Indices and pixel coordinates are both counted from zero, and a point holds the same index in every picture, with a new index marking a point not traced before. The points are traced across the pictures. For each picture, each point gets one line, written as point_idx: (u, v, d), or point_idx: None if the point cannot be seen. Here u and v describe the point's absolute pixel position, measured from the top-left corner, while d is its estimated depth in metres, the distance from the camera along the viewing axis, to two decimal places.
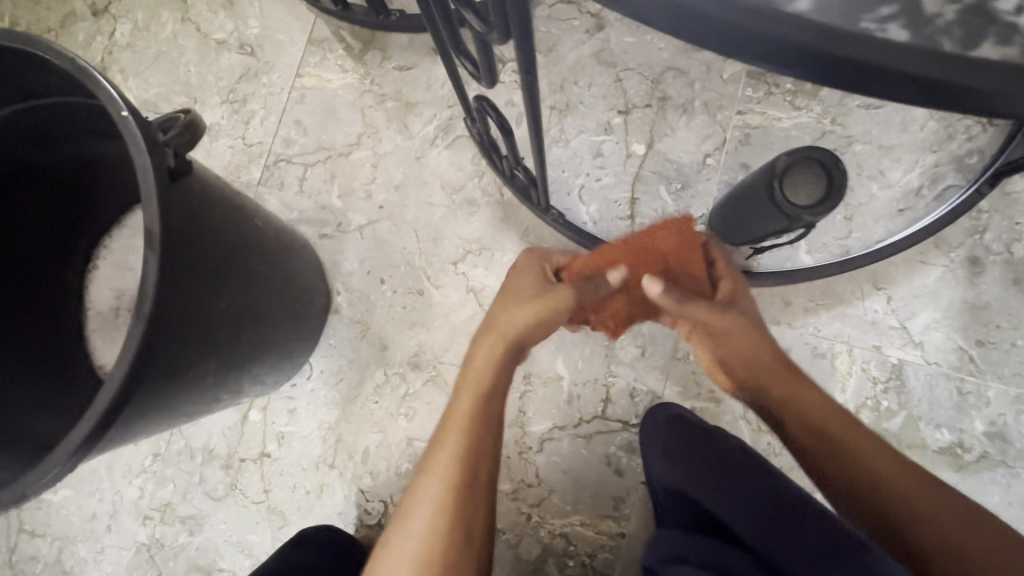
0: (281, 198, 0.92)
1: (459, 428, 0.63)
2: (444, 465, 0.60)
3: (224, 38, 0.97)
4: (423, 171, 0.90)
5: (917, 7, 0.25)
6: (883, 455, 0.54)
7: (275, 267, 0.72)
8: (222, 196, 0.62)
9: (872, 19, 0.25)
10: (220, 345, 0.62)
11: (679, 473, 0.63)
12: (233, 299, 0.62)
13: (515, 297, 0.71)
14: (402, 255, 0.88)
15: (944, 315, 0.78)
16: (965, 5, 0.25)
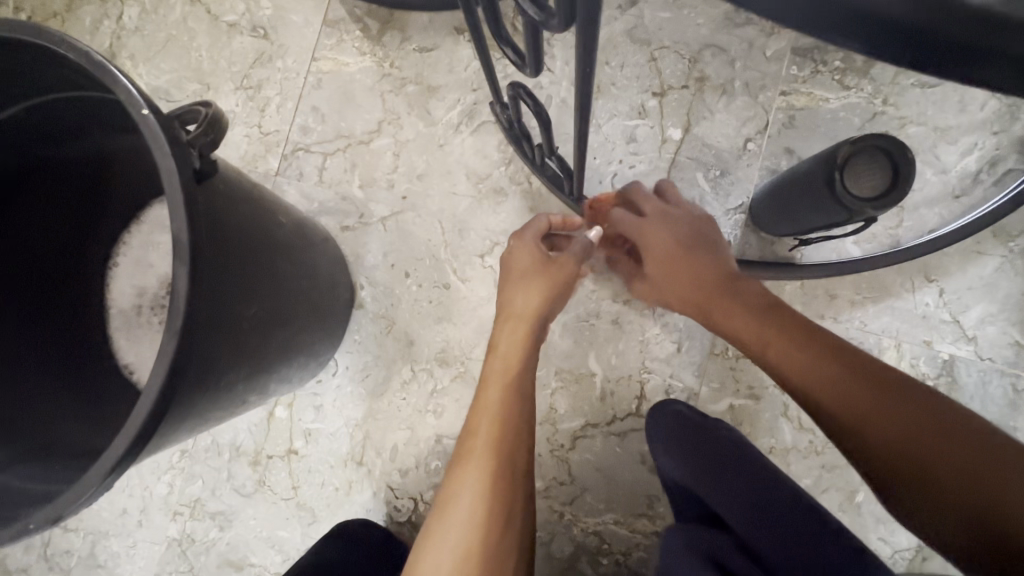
0: (301, 189, 0.89)
1: (493, 414, 0.62)
2: (481, 451, 0.59)
3: (236, 20, 0.93)
4: (447, 160, 0.87)
5: None
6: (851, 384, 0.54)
7: (298, 262, 0.69)
8: (245, 192, 0.59)
9: None
10: (249, 350, 0.60)
11: (685, 468, 0.61)
12: (262, 303, 0.60)
13: (524, 277, 0.69)
14: (427, 248, 0.86)
15: (1001, 308, 0.74)
16: None
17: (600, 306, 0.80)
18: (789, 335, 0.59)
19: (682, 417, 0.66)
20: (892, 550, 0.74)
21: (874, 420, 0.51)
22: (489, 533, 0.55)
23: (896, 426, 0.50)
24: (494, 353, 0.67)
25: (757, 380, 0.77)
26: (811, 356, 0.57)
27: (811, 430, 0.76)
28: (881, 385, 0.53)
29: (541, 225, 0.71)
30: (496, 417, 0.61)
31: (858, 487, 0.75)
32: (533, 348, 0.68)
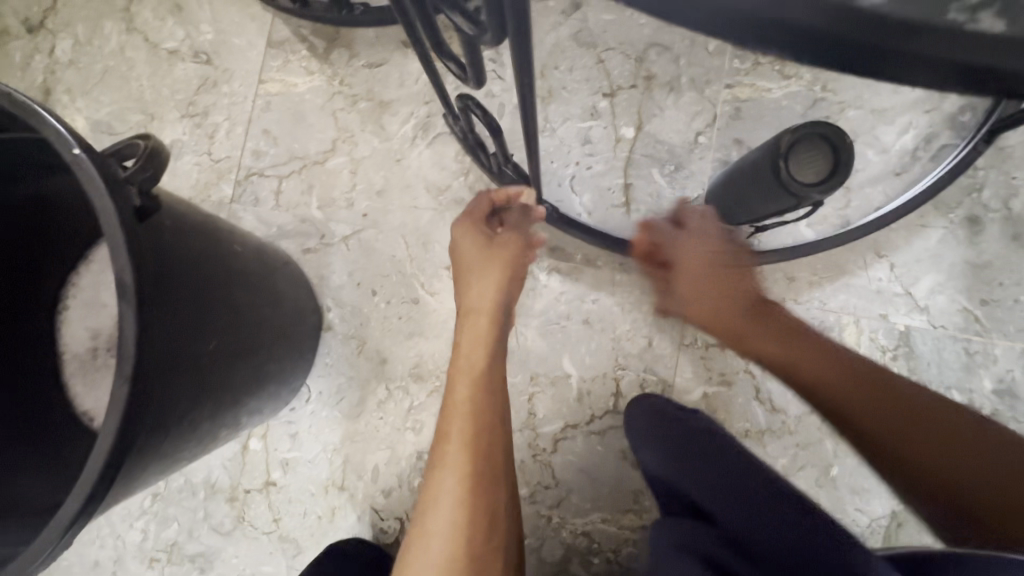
0: (257, 215, 0.87)
1: (464, 414, 0.61)
2: (455, 453, 0.59)
3: (176, 47, 0.91)
4: (405, 174, 0.86)
5: None
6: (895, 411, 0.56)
7: (260, 291, 0.67)
8: (195, 223, 0.58)
9: (960, 10, 0.23)
10: (212, 388, 0.58)
11: (660, 458, 0.62)
12: (222, 337, 0.58)
13: (475, 267, 0.70)
14: (392, 263, 0.84)
15: (948, 278, 0.77)
16: None
17: (569, 308, 0.81)
18: (812, 352, 0.62)
19: (660, 411, 0.69)
20: (869, 519, 0.75)
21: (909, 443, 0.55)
22: (472, 536, 0.55)
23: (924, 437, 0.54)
24: (459, 354, 0.66)
25: (727, 366, 0.79)
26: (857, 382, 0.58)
27: (783, 410, 0.77)
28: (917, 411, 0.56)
29: (480, 208, 0.72)
30: (468, 417, 0.61)
31: (833, 461, 0.76)
32: (497, 334, 0.68)
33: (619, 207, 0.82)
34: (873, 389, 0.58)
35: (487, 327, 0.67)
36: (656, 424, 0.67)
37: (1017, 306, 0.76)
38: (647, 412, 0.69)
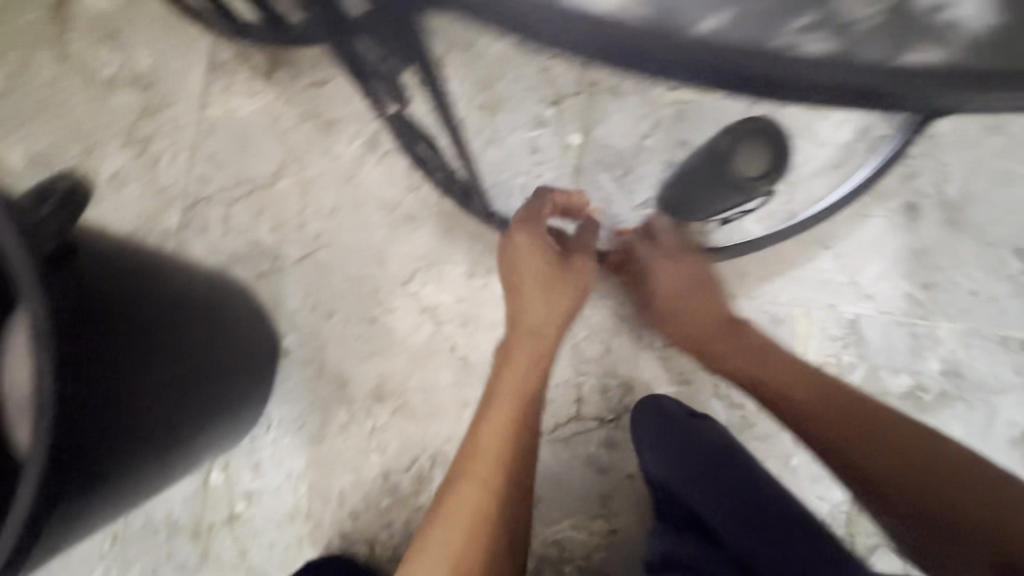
0: (207, 242, 0.85)
1: (499, 434, 0.61)
2: (485, 466, 0.59)
3: (114, 74, 0.89)
4: (355, 192, 0.85)
5: (831, 20, 0.30)
6: (875, 432, 0.55)
7: (195, 323, 0.67)
8: (109, 259, 0.58)
9: (789, 35, 0.29)
10: (152, 425, 0.57)
11: (665, 463, 0.66)
12: (157, 373, 0.57)
13: (539, 278, 0.67)
14: (347, 283, 0.83)
15: (891, 265, 0.79)
16: (879, 20, 0.30)
17: None
18: (782, 372, 0.63)
19: (667, 412, 0.69)
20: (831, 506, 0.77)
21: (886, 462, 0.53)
22: (484, 550, 0.55)
23: (884, 449, 0.53)
24: (505, 368, 0.66)
25: (686, 364, 0.79)
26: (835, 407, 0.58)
27: (742, 405, 0.79)
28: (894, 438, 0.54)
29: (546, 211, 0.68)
30: (501, 443, 0.61)
31: (793, 452, 0.78)
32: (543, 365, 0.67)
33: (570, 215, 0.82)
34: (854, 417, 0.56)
35: (535, 354, 0.66)
36: (660, 431, 0.68)
37: (956, 288, 0.79)
38: (653, 414, 0.69)
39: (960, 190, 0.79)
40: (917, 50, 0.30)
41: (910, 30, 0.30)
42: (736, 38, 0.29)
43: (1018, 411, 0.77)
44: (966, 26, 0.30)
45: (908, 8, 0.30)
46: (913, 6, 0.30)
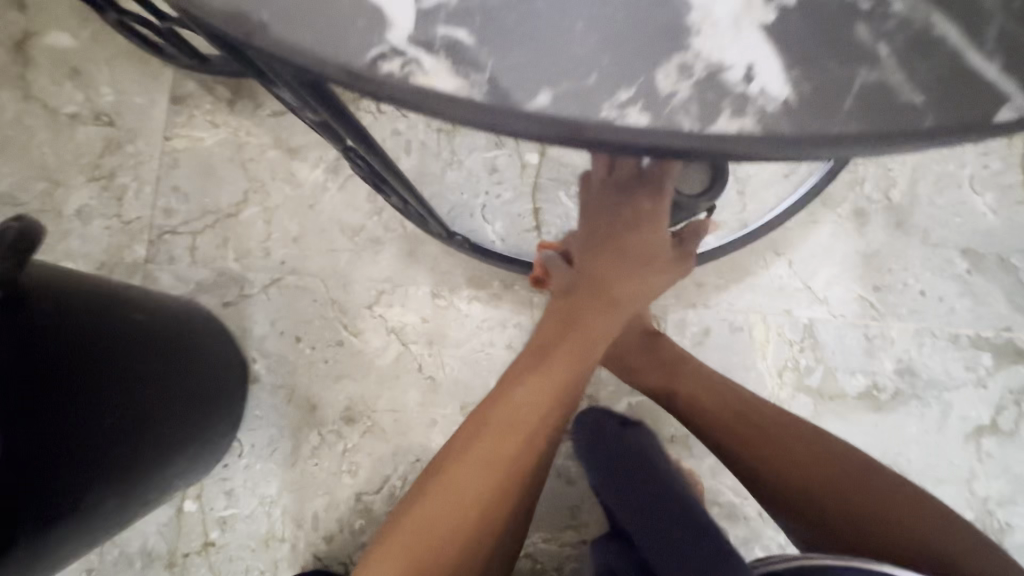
0: (174, 272, 0.86)
1: (523, 436, 0.59)
2: (495, 457, 0.58)
3: (77, 110, 0.90)
4: (319, 218, 0.86)
5: (649, 91, 0.27)
6: (795, 449, 0.62)
7: (152, 358, 0.68)
8: (71, 293, 0.60)
9: (612, 107, 0.27)
10: (88, 467, 0.58)
11: (593, 471, 0.70)
12: (99, 413, 0.59)
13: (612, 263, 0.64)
14: (314, 308, 0.85)
15: (842, 269, 0.81)
16: (696, 81, 0.27)
17: (492, 334, 0.82)
18: (708, 401, 0.68)
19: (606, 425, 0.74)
20: None
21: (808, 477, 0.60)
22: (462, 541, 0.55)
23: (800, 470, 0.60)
24: (555, 354, 0.62)
25: None
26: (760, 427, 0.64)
27: None
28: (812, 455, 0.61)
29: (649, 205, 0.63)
30: (521, 444, 0.59)
31: None
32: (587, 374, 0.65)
33: (530, 232, 0.84)
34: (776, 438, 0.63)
35: (585, 359, 0.64)
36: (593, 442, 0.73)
37: (906, 289, 0.81)
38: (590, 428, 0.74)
39: (905, 195, 0.82)
40: (754, 109, 0.27)
41: (725, 102, 0.27)
42: (554, 118, 0.26)
43: (971, 406, 0.79)
44: (776, 95, 0.27)
45: (725, 76, 0.27)
46: (728, 73, 0.27)
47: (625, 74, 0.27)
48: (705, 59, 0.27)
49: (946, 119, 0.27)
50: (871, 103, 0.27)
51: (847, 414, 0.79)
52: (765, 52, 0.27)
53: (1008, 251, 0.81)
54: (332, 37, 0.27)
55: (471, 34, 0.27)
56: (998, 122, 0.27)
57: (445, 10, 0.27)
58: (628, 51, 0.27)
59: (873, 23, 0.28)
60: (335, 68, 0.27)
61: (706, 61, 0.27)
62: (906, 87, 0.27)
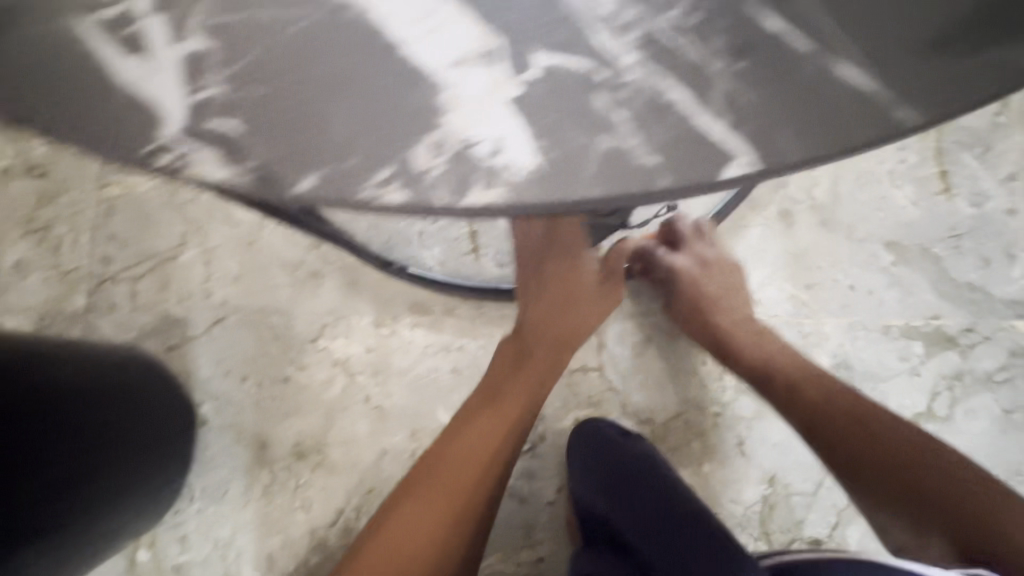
0: (115, 320, 0.86)
1: (474, 463, 0.63)
2: (450, 481, 0.62)
3: (9, 165, 0.90)
4: (258, 256, 0.87)
5: (403, 167, 0.25)
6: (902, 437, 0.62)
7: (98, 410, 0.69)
8: (15, 353, 0.61)
9: (369, 187, 0.25)
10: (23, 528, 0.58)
11: (592, 487, 0.66)
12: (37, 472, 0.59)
13: (550, 301, 0.68)
14: (258, 346, 0.85)
15: (773, 270, 0.83)
16: (447, 155, 0.25)
17: (436, 359, 0.83)
18: (809, 387, 0.69)
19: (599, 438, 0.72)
20: (745, 508, 0.79)
21: (913, 462, 0.60)
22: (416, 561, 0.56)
23: (901, 468, 0.60)
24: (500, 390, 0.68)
25: (593, 388, 0.82)
26: (858, 409, 0.65)
27: (650, 420, 0.81)
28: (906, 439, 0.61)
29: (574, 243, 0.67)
30: (473, 471, 0.63)
31: (704, 459, 0.81)
32: (535, 400, 0.69)
33: (468, 255, 0.86)
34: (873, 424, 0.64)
35: (524, 391, 0.68)
36: (584, 452, 0.71)
37: (836, 285, 0.83)
38: (588, 439, 0.72)
39: (827, 194, 0.85)
40: (503, 179, 0.25)
41: (475, 176, 0.25)
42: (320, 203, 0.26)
43: (907, 395, 0.81)
44: (523, 168, 0.25)
45: (471, 147, 0.25)
46: (473, 146, 0.25)
47: (378, 152, 0.25)
48: (454, 137, 0.25)
49: (679, 180, 0.26)
50: (617, 170, 0.26)
51: None
52: (512, 124, 0.25)
53: (930, 242, 0.83)
54: (77, 114, 0.25)
55: (244, 124, 0.25)
56: (721, 180, 0.26)
57: (213, 106, 0.24)
58: (381, 127, 0.25)
59: (610, 90, 0.25)
60: (87, 147, 0.25)
61: (454, 137, 0.25)
62: (643, 149, 0.25)
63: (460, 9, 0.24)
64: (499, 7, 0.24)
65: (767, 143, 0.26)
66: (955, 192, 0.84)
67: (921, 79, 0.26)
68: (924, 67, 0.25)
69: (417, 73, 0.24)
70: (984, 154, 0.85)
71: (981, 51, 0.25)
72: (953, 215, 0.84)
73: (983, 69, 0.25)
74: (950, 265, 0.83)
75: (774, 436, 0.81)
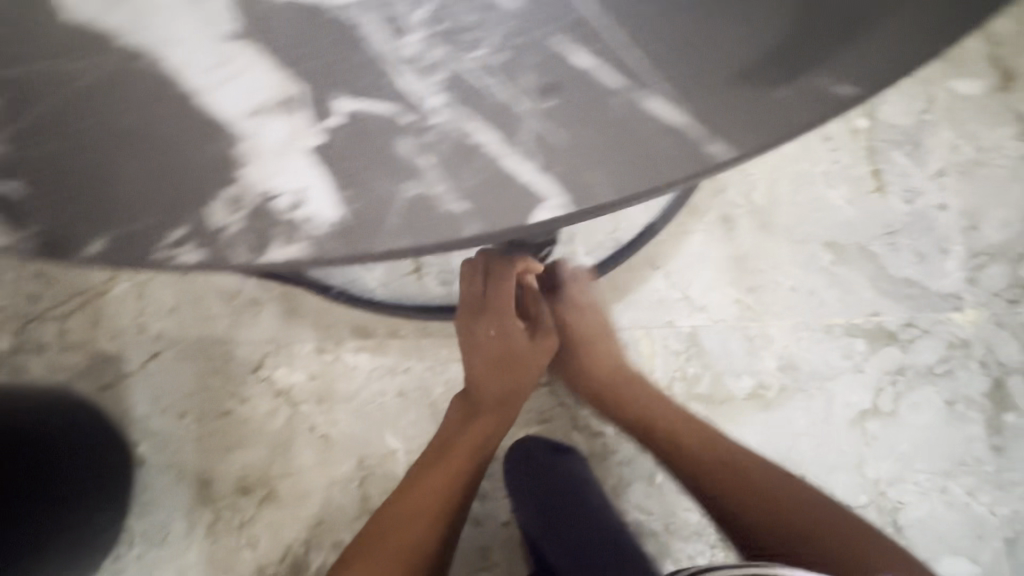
0: (44, 361, 0.82)
1: (424, 513, 0.63)
2: (402, 534, 0.62)
3: None
4: (194, 287, 0.84)
5: (196, 225, 0.23)
6: (784, 492, 0.64)
7: None
8: None
9: (161, 248, 0.24)
10: None
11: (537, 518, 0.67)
12: None
13: (488, 345, 0.68)
14: (197, 380, 0.82)
15: (716, 275, 0.84)
16: (245, 211, 0.23)
17: (383, 383, 0.81)
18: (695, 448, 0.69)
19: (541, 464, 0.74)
20: (699, 516, 0.79)
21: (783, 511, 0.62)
22: None
23: (778, 524, 0.62)
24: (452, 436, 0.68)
25: (543, 404, 0.81)
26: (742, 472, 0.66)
27: (601, 433, 0.81)
28: (784, 504, 0.63)
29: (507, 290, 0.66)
30: (424, 521, 0.63)
31: (658, 468, 0.80)
32: (488, 448, 0.68)
33: (410, 275, 0.83)
34: (757, 491, 0.64)
35: (478, 437, 0.67)
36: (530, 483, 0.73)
37: (777, 287, 0.84)
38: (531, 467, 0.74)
39: (765, 197, 0.85)
40: (307, 233, 0.23)
41: (273, 232, 0.23)
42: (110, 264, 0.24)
43: (852, 392, 0.82)
44: (327, 219, 0.23)
45: (270, 200, 0.23)
46: (273, 198, 0.23)
47: (169, 211, 0.23)
48: (253, 189, 0.23)
49: (490, 225, 0.24)
50: (421, 220, 0.24)
51: (735, 416, 0.81)
52: (311, 175, 0.23)
53: (866, 240, 0.85)
54: None
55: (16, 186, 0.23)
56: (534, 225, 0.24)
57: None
58: (167, 189, 0.23)
59: (412, 135, 0.23)
60: None
61: (252, 190, 0.23)
62: (455, 194, 0.23)
63: (238, 36, 0.21)
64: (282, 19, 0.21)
65: (578, 184, 0.24)
66: (888, 189, 0.85)
67: (728, 109, 0.24)
68: (740, 95, 0.24)
69: (211, 124, 0.22)
70: (914, 151, 0.86)
71: (796, 78, 0.24)
72: (887, 213, 0.85)
73: (805, 90, 0.24)
74: (886, 262, 0.84)
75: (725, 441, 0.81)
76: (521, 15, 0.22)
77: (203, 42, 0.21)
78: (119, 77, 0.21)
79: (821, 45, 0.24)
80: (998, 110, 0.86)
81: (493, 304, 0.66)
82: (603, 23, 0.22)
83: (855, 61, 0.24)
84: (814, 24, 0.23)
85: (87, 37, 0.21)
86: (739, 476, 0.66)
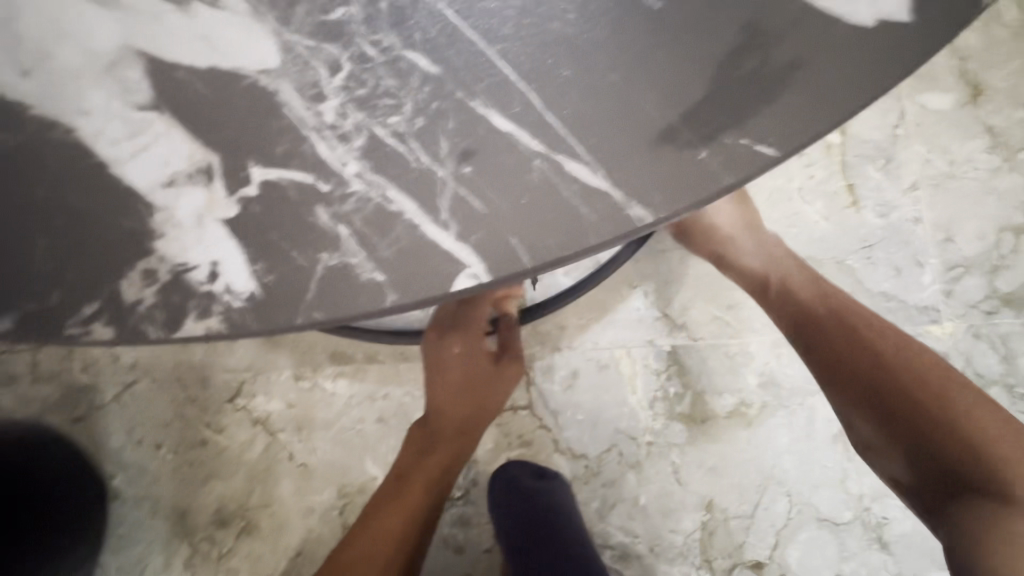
0: (16, 395, 0.80)
1: (385, 548, 0.61)
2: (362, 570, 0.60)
3: None
4: None
5: (112, 303, 0.28)
6: (941, 384, 0.53)
7: None
8: None
9: (77, 322, 0.28)
10: None
11: None
12: None
13: (455, 368, 0.66)
14: (172, 410, 0.80)
15: (696, 292, 0.84)
16: (159, 287, 0.28)
17: (361, 409, 0.80)
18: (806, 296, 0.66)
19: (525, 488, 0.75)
20: (684, 537, 0.78)
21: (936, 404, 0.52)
22: None
23: (897, 390, 0.54)
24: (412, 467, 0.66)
25: (523, 427, 0.81)
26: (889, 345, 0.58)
27: (582, 455, 0.80)
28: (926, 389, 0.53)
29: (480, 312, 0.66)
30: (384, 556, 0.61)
31: (640, 489, 0.79)
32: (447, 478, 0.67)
33: None
34: (907, 370, 0.55)
35: (438, 468, 0.66)
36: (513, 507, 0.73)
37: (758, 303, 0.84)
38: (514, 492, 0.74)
39: None
40: (219, 306, 0.28)
41: (192, 302, 0.28)
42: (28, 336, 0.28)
43: None
44: (241, 288, 0.28)
45: (186, 275, 0.28)
46: (193, 273, 0.28)
47: (94, 288, 0.28)
48: (171, 260, 0.28)
49: (406, 295, 0.28)
50: (336, 290, 0.28)
51: (718, 434, 0.80)
52: (228, 247, 0.28)
53: (843, 254, 0.85)
54: None
55: None
56: (455, 292, 0.28)
57: None
58: (97, 263, 0.28)
59: (333, 204, 0.28)
60: None
61: (172, 263, 0.28)
62: (367, 265, 0.28)
63: (168, 124, 0.28)
64: (222, 120, 0.28)
65: (497, 249, 0.27)
66: (862, 204, 0.86)
67: (650, 174, 0.27)
68: (661, 160, 0.27)
69: (132, 193, 0.28)
70: (887, 166, 0.87)
71: (713, 142, 0.27)
72: (863, 227, 0.86)
73: (723, 153, 0.27)
74: (864, 276, 0.85)
75: (709, 459, 0.80)
76: (432, 98, 0.28)
77: (127, 118, 0.28)
78: (40, 143, 0.28)
79: (730, 115, 0.27)
80: (968, 124, 0.87)
81: (465, 325, 0.66)
82: (504, 102, 0.28)
83: (768, 125, 0.27)
84: (721, 99, 0.27)
85: (35, 124, 0.28)
86: (874, 356, 0.57)
